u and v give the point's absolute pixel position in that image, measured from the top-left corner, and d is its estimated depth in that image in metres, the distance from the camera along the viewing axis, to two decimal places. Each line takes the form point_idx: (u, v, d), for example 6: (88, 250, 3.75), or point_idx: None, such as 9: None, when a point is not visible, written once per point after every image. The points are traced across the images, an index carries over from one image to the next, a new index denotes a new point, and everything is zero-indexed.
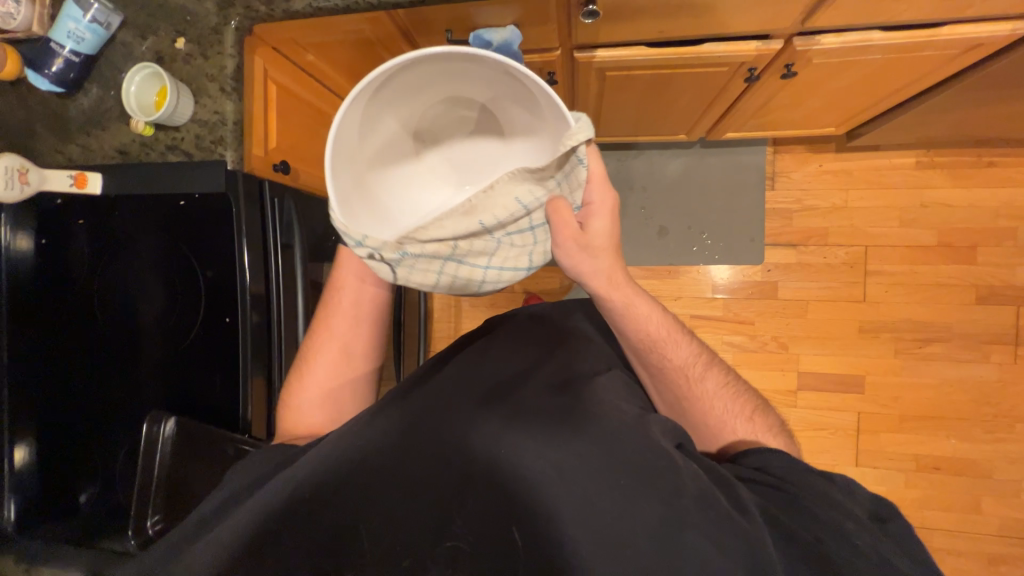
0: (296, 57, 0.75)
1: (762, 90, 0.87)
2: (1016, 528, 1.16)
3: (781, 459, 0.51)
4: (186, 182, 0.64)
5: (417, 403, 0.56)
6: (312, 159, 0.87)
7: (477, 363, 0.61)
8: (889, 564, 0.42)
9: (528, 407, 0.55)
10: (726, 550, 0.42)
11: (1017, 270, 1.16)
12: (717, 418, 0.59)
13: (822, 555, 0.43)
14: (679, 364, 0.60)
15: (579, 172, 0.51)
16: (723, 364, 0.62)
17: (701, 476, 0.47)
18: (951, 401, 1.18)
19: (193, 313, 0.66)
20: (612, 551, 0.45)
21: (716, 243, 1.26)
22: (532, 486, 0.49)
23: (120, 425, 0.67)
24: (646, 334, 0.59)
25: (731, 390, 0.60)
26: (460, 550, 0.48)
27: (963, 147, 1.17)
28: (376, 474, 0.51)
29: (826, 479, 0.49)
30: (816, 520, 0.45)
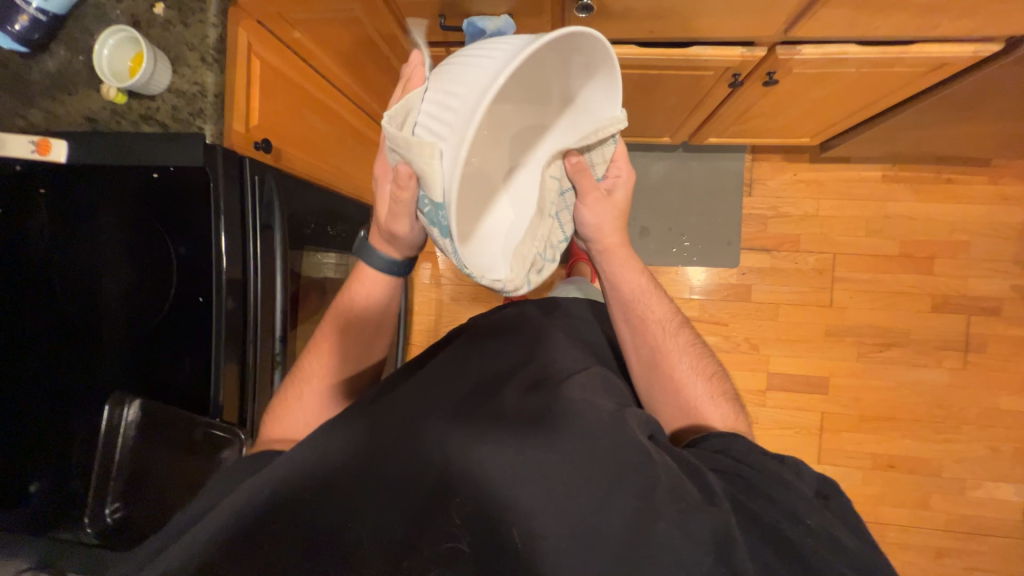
0: (284, 35, 0.74)
1: (744, 96, 0.90)
2: (962, 524, 1.23)
3: (740, 443, 0.52)
4: (162, 155, 0.61)
5: (388, 408, 0.55)
6: (298, 141, 0.84)
7: (457, 365, 0.60)
8: (841, 544, 0.43)
9: (507, 410, 0.53)
10: (695, 539, 0.42)
11: (969, 280, 1.24)
12: (681, 373, 0.62)
13: (780, 539, 0.43)
14: (657, 319, 0.65)
15: (609, 147, 0.58)
16: (697, 334, 0.66)
17: (671, 468, 0.47)
18: (906, 403, 1.25)
19: (165, 290, 0.63)
20: (590, 545, 0.44)
21: (694, 246, 1.30)
22: (511, 488, 0.46)
23: (75, 408, 0.63)
24: (631, 286, 0.66)
25: (698, 352, 0.64)
26: (458, 550, 0.45)
27: (924, 163, 1.24)
28: (356, 477, 0.48)
29: (779, 461, 0.50)
30: (774, 505, 0.45)
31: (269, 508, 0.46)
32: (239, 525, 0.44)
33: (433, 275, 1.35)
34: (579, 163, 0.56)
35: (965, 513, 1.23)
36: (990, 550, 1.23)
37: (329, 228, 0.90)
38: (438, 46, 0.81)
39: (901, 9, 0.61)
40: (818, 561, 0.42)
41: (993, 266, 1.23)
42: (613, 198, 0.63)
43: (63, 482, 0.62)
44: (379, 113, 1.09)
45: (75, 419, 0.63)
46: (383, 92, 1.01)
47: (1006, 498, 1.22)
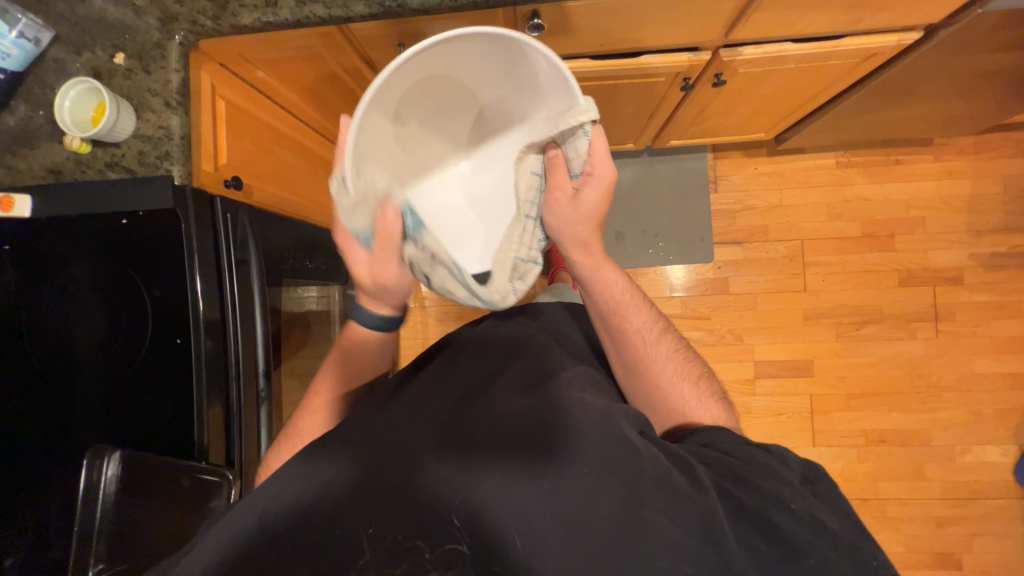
0: (247, 74, 0.75)
1: (697, 98, 0.94)
2: (957, 490, 1.26)
3: (727, 436, 0.53)
4: (130, 201, 0.61)
5: (363, 435, 0.50)
6: (267, 176, 0.85)
7: (445, 370, 0.59)
8: (824, 527, 0.45)
9: (496, 411, 0.52)
10: (683, 526, 0.44)
11: (929, 253, 1.30)
12: (667, 378, 0.63)
13: (767, 525, 0.45)
14: (638, 328, 0.65)
15: (580, 141, 0.56)
16: (680, 337, 0.67)
17: (661, 461, 0.47)
18: (888, 376, 1.29)
19: (141, 336, 0.62)
20: (583, 538, 0.45)
21: (669, 245, 1.33)
22: (504, 491, 0.46)
23: (50, 470, 0.60)
24: (610, 296, 0.66)
25: (682, 357, 0.65)
26: (460, 552, 0.45)
27: (872, 147, 1.32)
28: (353, 497, 0.47)
29: (765, 450, 0.51)
30: (762, 493, 0.46)
31: (266, 532, 0.46)
32: (240, 551, 0.45)
33: (417, 298, 1.35)
34: (555, 156, 0.59)
35: (958, 479, 1.26)
36: (987, 513, 1.25)
37: (307, 261, 0.90)
38: None
39: (827, 6, 0.66)
40: (803, 546, 0.44)
41: (949, 237, 1.30)
42: (578, 201, 0.61)
43: (45, 549, 0.60)
44: None
45: (47, 482, 0.60)
46: None
47: (994, 460, 1.26)
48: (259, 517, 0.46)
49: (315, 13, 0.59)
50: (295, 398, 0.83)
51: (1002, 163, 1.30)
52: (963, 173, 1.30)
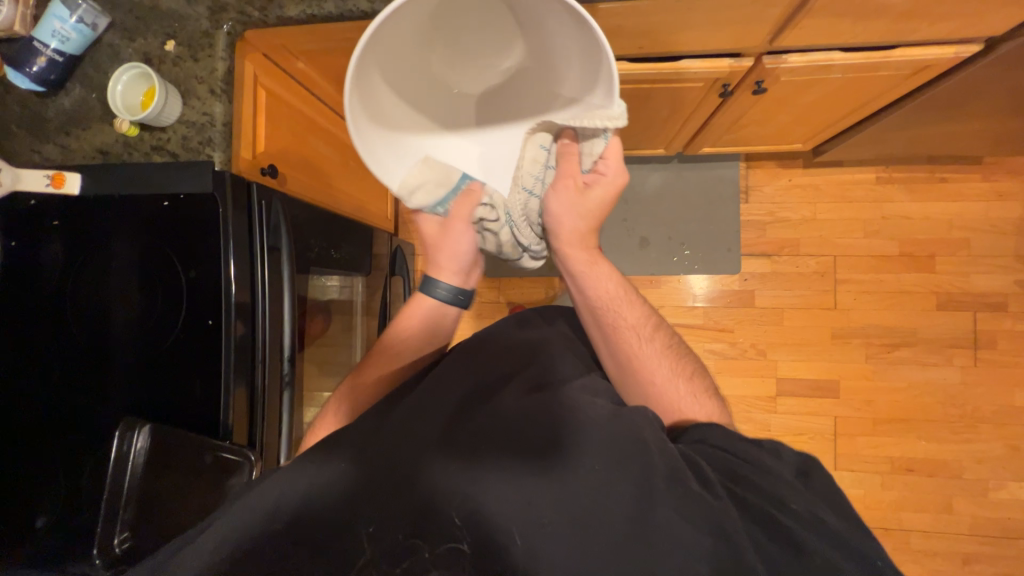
0: (287, 65, 0.77)
1: (735, 105, 0.92)
2: (989, 527, 1.20)
3: (720, 431, 0.51)
4: (173, 183, 0.64)
5: (374, 428, 0.51)
6: (301, 165, 0.87)
7: (458, 367, 0.59)
8: (830, 528, 0.42)
9: (506, 410, 0.52)
10: (693, 520, 0.42)
11: (972, 277, 1.24)
12: (660, 374, 0.60)
13: (774, 525, 0.42)
14: (630, 323, 0.63)
15: (597, 144, 0.60)
16: (672, 334, 0.65)
17: (667, 454, 0.46)
18: (919, 403, 1.23)
19: (174, 315, 0.64)
20: (588, 536, 0.43)
21: (695, 254, 1.31)
22: (511, 486, 0.45)
23: (82, 439, 0.63)
24: (602, 289, 0.65)
25: (674, 354, 0.63)
26: (460, 552, 0.44)
27: (917, 163, 1.26)
28: (365, 485, 0.46)
29: (758, 445, 0.49)
30: (762, 492, 0.44)
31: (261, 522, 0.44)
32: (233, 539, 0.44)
33: None
34: (568, 146, 0.60)
35: (990, 516, 1.20)
36: (1019, 553, 1.19)
37: (333, 251, 0.91)
38: None
39: (879, 16, 0.64)
40: (812, 548, 0.41)
41: (995, 261, 1.23)
42: (584, 194, 0.63)
43: (71, 515, 0.62)
44: None
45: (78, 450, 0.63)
46: None
47: None
48: (257, 504, 0.45)
49: (357, 7, 0.59)
50: (315, 385, 0.84)
51: None
52: (1014, 195, 1.24)
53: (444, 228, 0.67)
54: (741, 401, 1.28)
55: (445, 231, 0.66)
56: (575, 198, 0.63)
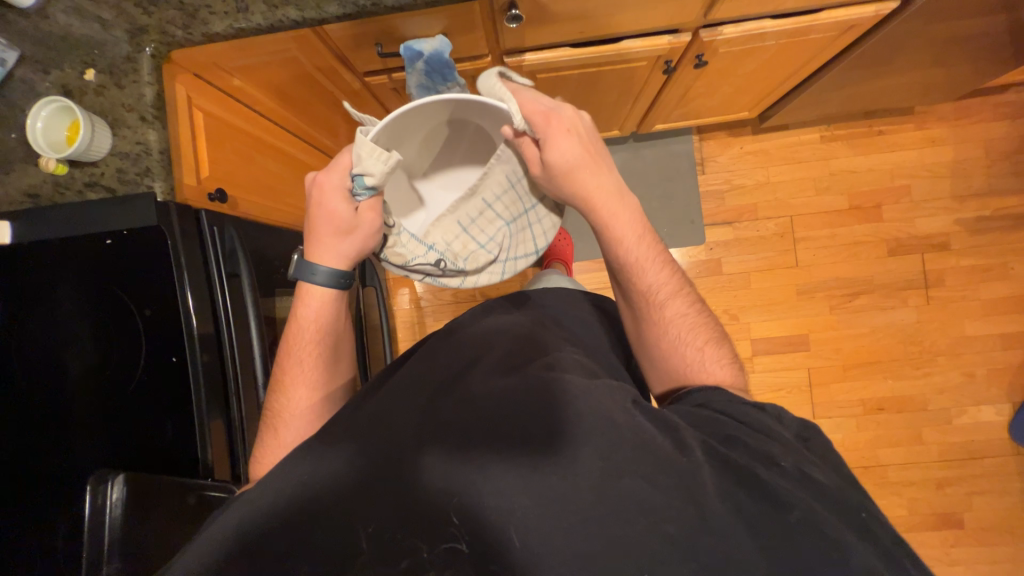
0: (222, 83, 0.75)
1: (680, 80, 0.94)
2: (955, 451, 1.29)
3: (723, 395, 0.52)
4: (113, 219, 0.60)
5: (364, 421, 0.51)
6: (252, 186, 0.84)
7: (431, 358, 0.58)
8: (815, 480, 0.43)
9: (480, 390, 0.50)
10: (663, 489, 0.42)
11: (916, 221, 1.31)
12: (674, 338, 0.60)
13: (753, 480, 0.42)
14: (650, 284, 0.61)
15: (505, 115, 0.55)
16: (696, 295, 0.64)
17: (641, 426, 0.45)
18: (882, 345, 1.31)
19: (134, 356, 0.61)
20: (561, 519, 0.42)
21: (661, 230, 1.34)
22: (484, 471, 0.44)
23: (39, 513, 0.57)
24: (624, 251, 0.61)
25: (695, 317, 0.61)
26: (459, 551, 0.43)
27: (855, 119, 1.32)
28: (340, 490, 0.46)
29: (760, 410, 0.49)
30: (751, 450, 0.44)
31: (241, 538, 0.44)
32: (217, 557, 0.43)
33: (411, 299, 1.35)
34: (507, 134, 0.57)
35: (955, 441, 1.29)
36: (984, 472, 1.28)
37: None
38: (378, 74, 0.80)
39: None
40: (790, 497, 0.41)
41: (935, 204, 1.31)
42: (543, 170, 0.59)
43: None
44: (331, 147, 1.09)
45: (36, 527, 0.57)
46: (332, 127, 1.00)
47: (988, 420, 1.29)
48: (238, 524, 0.45)
49: (286, 18, 0.58)
50: None
51: (982, 128, 1.32)
52: (946, 140, 1.32)
53: (352, 212, 0.58)
54: None
55: (349, 211, 0.58)
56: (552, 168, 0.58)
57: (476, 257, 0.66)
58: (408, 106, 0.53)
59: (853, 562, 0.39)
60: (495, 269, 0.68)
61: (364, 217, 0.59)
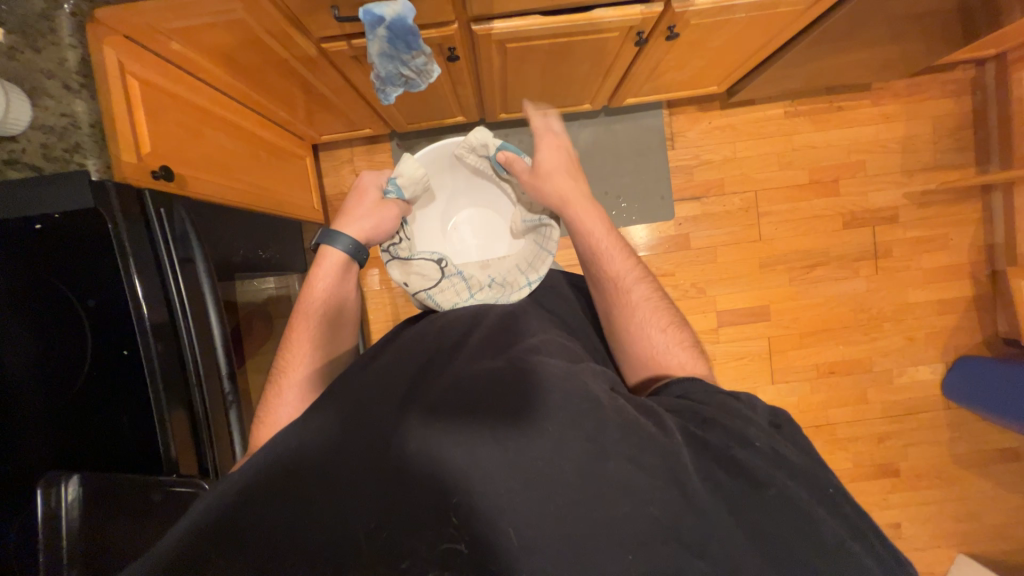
0: (157, 47, 0.68)
1: (652, 53, 0.92)
2: (895, 408, 1.41)
3: (700, 386, 0.53)
4: (34, 203, 0.53)
5: (347, 402, 0.50)
6: (206, 162, 0.77)
7: (412, 347, 0.58)
8: (787, 459, 0.44)
9: (463, 373, 0.50)
10: (646, 470, 0.42)
11: (869, 195, 1.38)
12: (637, 323, 0.64)
13: (731, 461, 0.43)
14: (615, 272, 0.67)
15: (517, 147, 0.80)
16: (657, 286, 0.68)
17: (624, 410, 0.46)
18: (836, 313, 1.39)
19: (80, 351, 0.56)
20: (544, 499, 0.42)
21: (631, 206, 1.35)
22: (469, 449, 0.43)
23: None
24: (590, 243, 0.69)
25: (656, 306, 0.65)
26: (458, 551, 0.41)
27: (817, 94, 1.36)
28: (316, 477, 0.44)
29: (737, 399, 0.50)
30: (727, 430, 0.46)
31: (206, 527, 0.41)
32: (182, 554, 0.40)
33: (382, 281, 1.31)
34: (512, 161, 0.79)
35: (895, 399, 1.41)
36: (919, 425, 1.41)
37: (261, 251, 0.84)
38: (337, 40, 0.74)
39: None
40: (766, 477, 0.43)
41: (886, 178, 1.38)
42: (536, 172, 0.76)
43: None
44: (288, 121, 1.02)
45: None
46: (289, 99, 0.93)
47: (925, 378, 1.41)
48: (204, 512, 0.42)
49: None
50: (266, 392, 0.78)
51: (931, 105, 1.38)
52: (898, 117, 1.37)
53: (376, 202, 0.74)
54: None
55: (378, 206, 0.74)
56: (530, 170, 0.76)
57: (462, 278, 0.78)
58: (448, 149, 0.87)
59: (821, 533, 0.41)
60: (480, 294, 0.76)
61: (385, 209, 0.74)
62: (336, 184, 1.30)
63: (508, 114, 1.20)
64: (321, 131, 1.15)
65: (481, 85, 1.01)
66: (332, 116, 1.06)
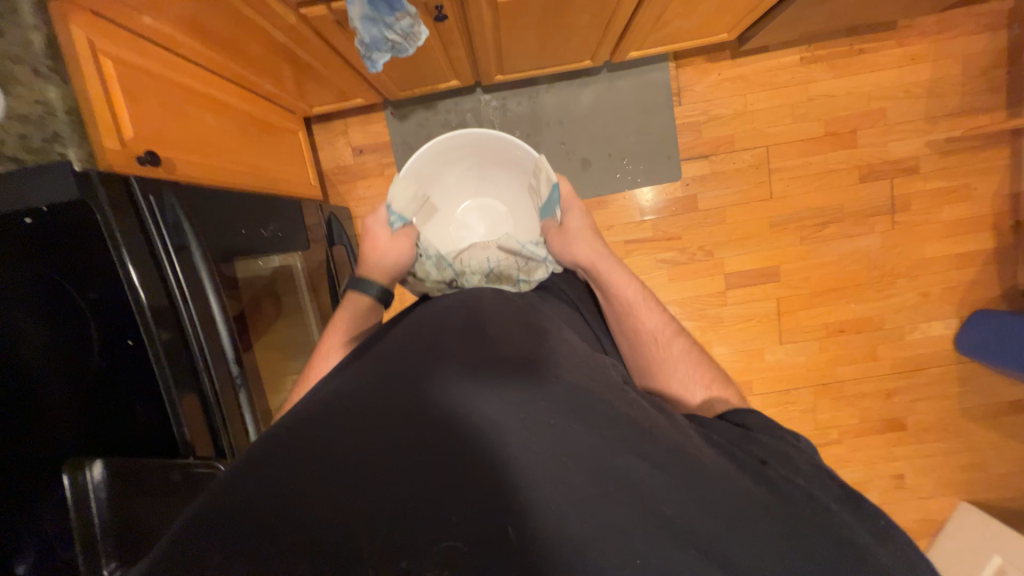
0: (130, 23, 0.65)
1: (655, 1, 0.85)
2: (905, 365, 1.40)
3: (758, 418, 0.55)
4: (29, 196, 0.53)
5: (374, 370, 0.50)
6: (194, 143, 0.75)
7: (440, 323, 0.56)
8: (826, 483, 0.45)
9: (490, 350, 0.50)
10: (683, 466, 0.43)
11: (888, 145, 1.30)
12: (679, 380, 0.65)
13: (762, 474, 0.44)
14: (651, 327, 0.69)
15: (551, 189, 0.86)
16: (694, 340, 0.70)
17: (657, 416, 0.48)
18: (848, 271, 1.36)
19: (87, 341, 0.57)
20: (566, 482, 0.41)
21: (636, 168, 1.30)
22: (497, 422, 0.43)
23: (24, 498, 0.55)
24: (624, 297, 0.72)
25: (697, 360, 0.67)
26: (458, 549, 0.39)
27: (837, 37, 1.26)
28: (333, 449, 0.43)
29: (794, 437, 0.52)
30: (762, 450, 0.48)
31: (228, 499, 0.40)
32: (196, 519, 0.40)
33: None
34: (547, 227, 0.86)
35: (906, 355, 1.39)
36: (928, 380, 1.41)
37: (261, 230, 0.84)
38: (315, 4, 0.70)
39: None
40: (799, 494, 0.43)
41: (908, 126, 1.30)
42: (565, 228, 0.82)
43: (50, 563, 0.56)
44: (276, 94, 0.98)
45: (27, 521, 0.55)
46: (273, 71, 0.89)
47: (937, 334, 1.39)
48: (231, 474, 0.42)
49: None
50: (281, 368, 0.81)
51: (962, 43, 1.27)
52: (925, 57, 1.28)
53: (388, 237, 0.82)
54: (696, 301, 1.36)
55: (389, 239, 0.82)
56: (564, 229, 0.82)
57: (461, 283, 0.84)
58: (452, 142, 0.90)
59: (867, 559, 0.39)
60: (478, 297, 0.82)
61: (397, 242, 0.82)
62: (332, 158, 1.27)
63: (504, 76, 1.14)
64: (311, 103, 1.11)
65: (473, 46, 0.95)
66: (322, 87, 1.02)
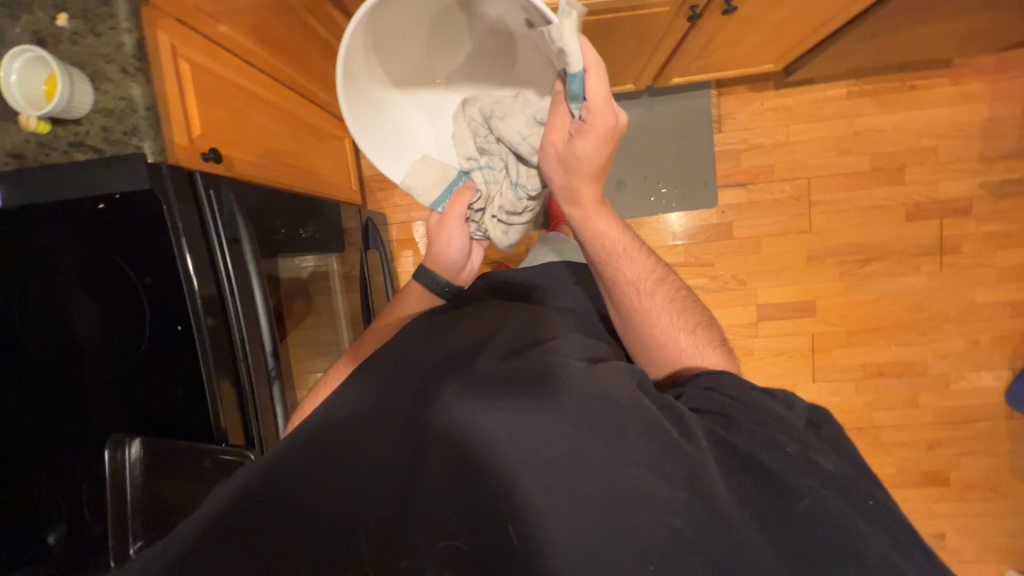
0: (209, 29, 0.70)
1: (706, 29, 0.86)
2: (948, 414, 1.32)
3: (728, 376, 0.52)
4: (105, 183, 0.57)
5: (369, 373, 0.51)
6: (249, 144, 0.79)
7: (430, 332, 0.54)
8: (820, 468, 0.43)
9: (480, 361, 0.49)
10: (671, 479, 0.42)
11: (938, 184, 1.26)
12: (663, 329, 0.63)
13: (758, 468, 0.43)
14: (632, 278, 0.64)
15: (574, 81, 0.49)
16: (676, 287, 0.66)
17: (648, 411, 0.45)
18: (890, 312, 1.30)
19: (139, 324, 0.60)
20: (564, 495, 0.42)
21: (671, 192, 1.29)
22: (488, 440, 0.43)
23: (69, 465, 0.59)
24: (605, 245, 0.64)
25: (681, 308, 0.65)
26: (457, 547, 0.44)
27: (888, 72, 1.24)
28: (341, 457, 0.46)
29: (768, 395, 0.50)
30: (754, 435, 0.45)
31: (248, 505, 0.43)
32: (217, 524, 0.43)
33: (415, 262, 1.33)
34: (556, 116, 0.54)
35: (949, 405, 1.31)
36: (974, 434, 1.32)
37: (301, 230, 0.86)
38: None
39: None
40: (798, 487, 0.42)
41: (961, 166, 1.25)
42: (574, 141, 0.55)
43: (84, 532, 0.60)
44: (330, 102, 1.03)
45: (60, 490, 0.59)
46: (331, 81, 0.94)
47: (986, 385, 1.30)
48: (241, 487, 0.44)
49: None
50: (305, 366, 0.81)
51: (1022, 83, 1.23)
52: (981, 97, 1.24)
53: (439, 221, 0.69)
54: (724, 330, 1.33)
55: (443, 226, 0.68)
56: (570, 158, 0.56)
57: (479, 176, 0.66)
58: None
59: (863, 552, 0.40)
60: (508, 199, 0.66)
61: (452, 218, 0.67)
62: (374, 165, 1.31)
63: None
64: None
65: None
66: None
